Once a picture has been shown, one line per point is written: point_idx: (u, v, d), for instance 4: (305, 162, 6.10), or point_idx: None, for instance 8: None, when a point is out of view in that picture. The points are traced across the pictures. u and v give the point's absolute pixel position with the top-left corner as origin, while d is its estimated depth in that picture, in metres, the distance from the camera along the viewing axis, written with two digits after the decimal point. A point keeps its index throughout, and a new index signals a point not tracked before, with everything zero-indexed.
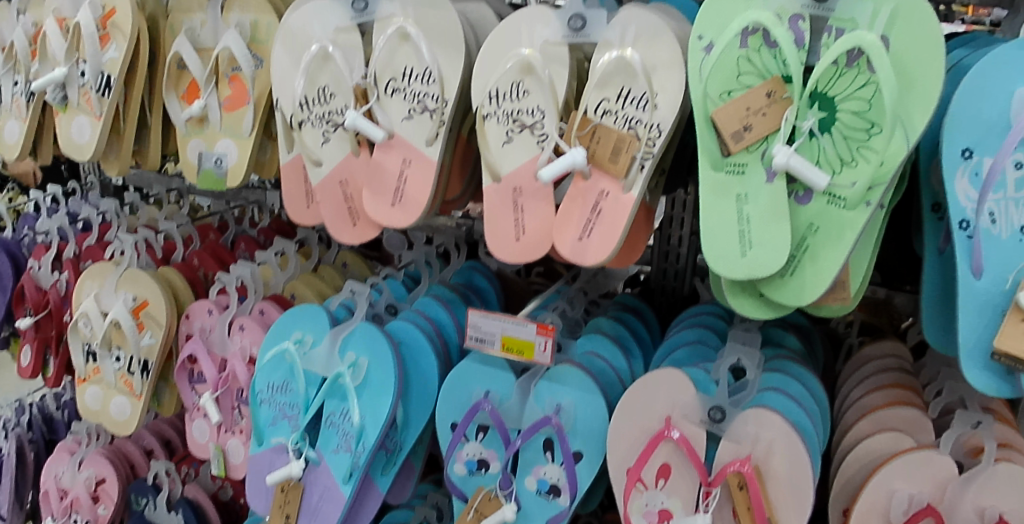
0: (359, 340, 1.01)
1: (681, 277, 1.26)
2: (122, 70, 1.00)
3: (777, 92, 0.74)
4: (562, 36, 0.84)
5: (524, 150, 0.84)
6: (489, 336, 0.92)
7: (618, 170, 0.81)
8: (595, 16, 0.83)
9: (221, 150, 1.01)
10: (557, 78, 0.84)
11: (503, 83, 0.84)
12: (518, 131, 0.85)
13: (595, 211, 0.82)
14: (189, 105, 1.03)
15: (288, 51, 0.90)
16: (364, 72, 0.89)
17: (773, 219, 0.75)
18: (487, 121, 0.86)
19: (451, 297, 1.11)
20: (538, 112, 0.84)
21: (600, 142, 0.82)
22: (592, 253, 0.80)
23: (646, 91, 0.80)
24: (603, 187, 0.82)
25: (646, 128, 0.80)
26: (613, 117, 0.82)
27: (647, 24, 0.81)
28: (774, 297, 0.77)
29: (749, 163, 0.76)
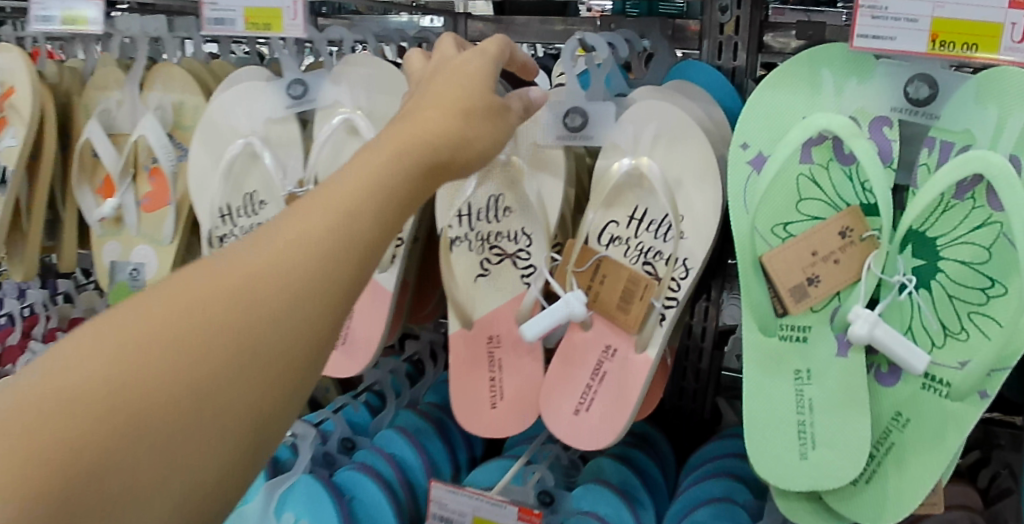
0: (299, 498, 0.76)
1: (700, 397, 0.90)
2: (20, 160, 0.80)
3: (854, 229, 0.53)
4: (554, 137, 0.63)
5: (503, 286, 0.66)
6: (457, 515, 0.71)
7: (629, 321, 0.60)
8: (599, 110, 0.62)
9: (138, 258, 0.80)
10: (549, 192, 0.64)
11: (482, 198, 0.67)
12: (499, 260, 0.67)
13: (599, 374, 0.61)
14: (104, 201, 0.83)
15: (208, 147, 0.71)
16: (300, 176, 0.67)
17: (847, 406, 0.54)
18: (460, 247, 0.68)
19: (420, 426, 0.82)
20: (523, 237, 0.66)
21: (608, 282, 0.62)
22: (594, 437, 0.58)
23: (669, 215, 0.60)
24: (608, 341, 0.62)
25: (667, 263, 0.60)
26: (623, 246, 0.62)
27: (672, 122, 0.60)
28: (841, 511, 0.54)
29: (813, 327, 0.55)
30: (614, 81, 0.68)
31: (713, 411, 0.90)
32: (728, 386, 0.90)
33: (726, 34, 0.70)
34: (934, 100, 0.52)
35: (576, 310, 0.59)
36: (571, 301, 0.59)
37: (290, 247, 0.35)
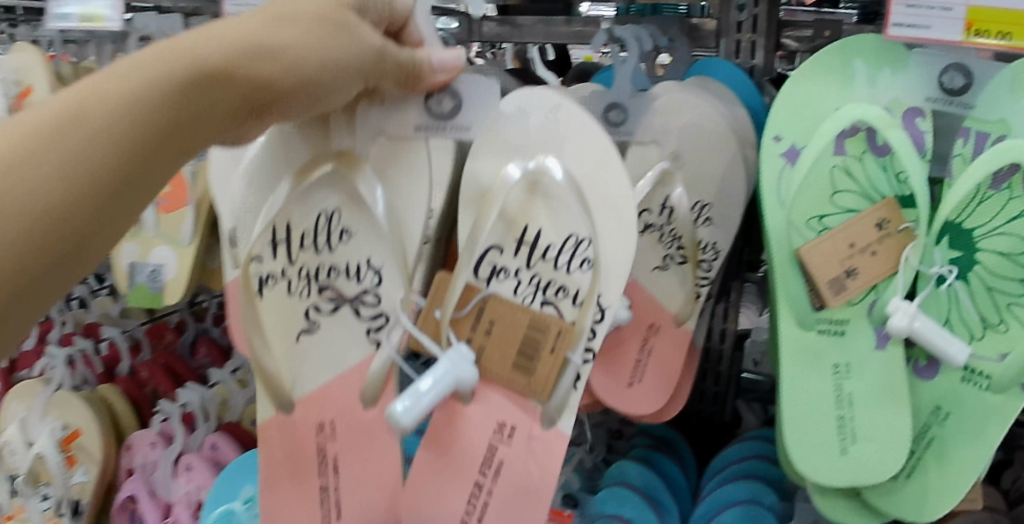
0: None
1: (721, 400, 0.88)
2: None
3: (891, 222, 0.53)
4: (413, 129, 0.52)
5: (349, 337, 0.56)
6: None
7: (539, 383, 0.53)
8: (474, 93, 0.51)
9: (157, 259, 0.80)
10: (384, 198, 0.54)
11: (308, 217, 0.54)
12: (331, 303, 0.56)
13: (490, 469, 0.54)
14: None
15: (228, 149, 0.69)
16: None
17: (887, 401, 0.53)
18: (280, 286, 0.55)
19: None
20: (369, 268, 0.55)
21: (490, 341, 0.53)
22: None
23: (586, 240, 0.52)
24: (503, 417, 0.54)
25: (573, 300, 0.53)
26: (517, 281, 0.53)
27: (574, 127, 0.51)
28: (879, 506, 0.53)
29: (851, 320, 0.55)
30: (636, 77, 0.67)
31: (734, 414, 0.89)
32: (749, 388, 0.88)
33: (744, 32, 0.71)
34: (969, 90, 0.52)
35: (458, 379, 0.50)
36: (454, 370, 0.50)
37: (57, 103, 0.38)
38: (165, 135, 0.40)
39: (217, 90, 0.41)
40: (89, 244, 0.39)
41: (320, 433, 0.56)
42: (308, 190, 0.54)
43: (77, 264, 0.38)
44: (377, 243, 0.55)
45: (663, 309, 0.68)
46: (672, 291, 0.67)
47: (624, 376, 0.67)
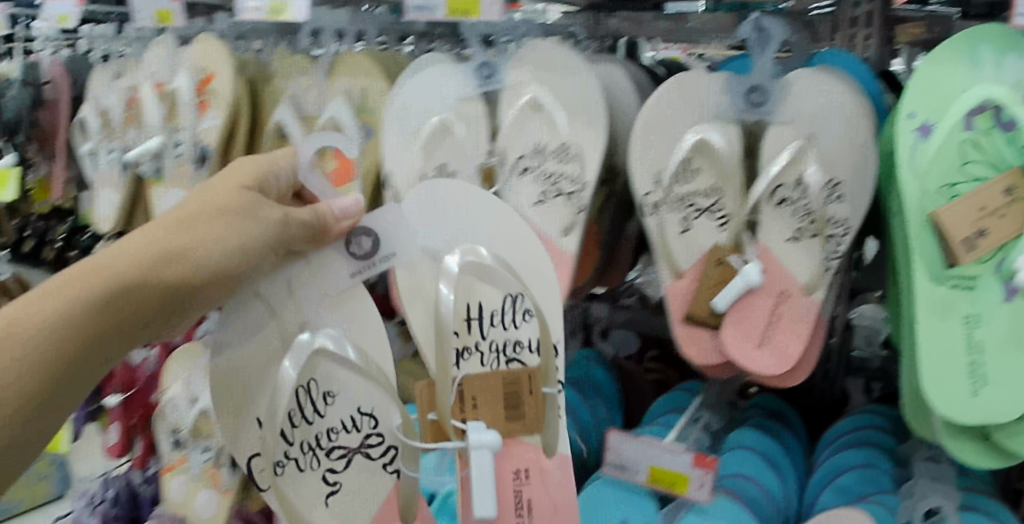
0: None
1: (830, 378, 0.96)
2: (222, 142, 0.82)
3: (1016, 188, 0.61)
4: (347, 275, 0.63)
5: (367, 471, 0.65)
6: (632, 465, 0.74)
7: (533, 420, 0.65)
8: (383, 226, 0.63)
9: None
10: (343, 325, 0.65)
11: (289, 400, 0.63)
12: (338, 459, 0.65)
13: (525, 504, 0.66)
14: None
15: (401, 129, 0.76)
16: (491, 150, 0.75)
17: (1013, 346, 0.60)
18: (291, 467, 0.64)
19: (575, 400, 0.86)
20: (358, 417, 0.65)
21: (481, 404, 0.64)
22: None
23: (520, 296, 0.66)
24: (518, 466, 0.66)
25: (523, 348, 0.66)
26: (480, 357, 0.66)
27: (471, 203, 0.69)
28: (1007, 442, 0.60)
29: (980, 277, 0.61)
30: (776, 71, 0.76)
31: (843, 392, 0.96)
32: (857, 367, 0.96)
33: (859, 27, 0.82)
34: None
35: (489, 453, 0.59)
36: (481, 452, 0.59)
37: (95, 279, 0.57)
38: (99, 337, 0.57)
39: (141, 286, 0.58)
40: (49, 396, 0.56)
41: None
42: (251, 336, 0.63)
43: (49, 410, 0.57)
44: (359, 387, 0.65)
45: (793, 278, 0.73)
46: (802, 260, 0.73)
47: (753, 339, 0.72)
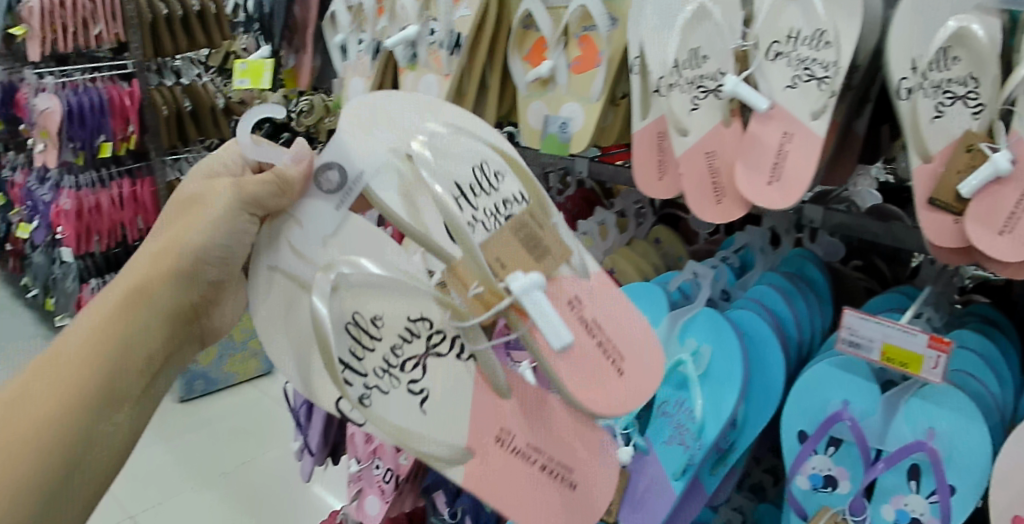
0: (702, 326, 0.85)
1: None
2: (473, 28, 0.88)
3: None
4: (336, 208, 0.56)
5: (445, 374, 0.57)
6: (867, 342, 0.78)
7: (562, 251, 0.60)
8: (337, 147, 0.56)
9: (568, 113, 0.86)
10: (360, 226, 0.57)
11: (342, 338, 0.55)
12: (416, 369, 0.56)
13: (595, 325, 0.60)
14: (534, 66, 0.89)
15: (659, 12, 0.79)
16: (744, 34, 0.77)
17: None
18: (377, 403, 0.55)
19: (791, 288, 0.89)
20: (417, 323, 0.57)
21: (509, 262, 0.57)
22: (644, 360, 0.61)
23: (484, 162, 0.61)
24: (572, 294, 0.60)
25: (508, 205, 0.60)
26: (483, 226, 0.59)
27: (408, 101, 0.60)
28: None
29: None
30: None
31: None
32: None
33: None
34: None
35: (541, 293, 0.54)
36: (533, 294, 0.54)
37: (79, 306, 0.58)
38: (118, 347, 0.57)
39: (156, 300, 0.58)
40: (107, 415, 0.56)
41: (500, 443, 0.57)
42: (286, 297, 0.56)
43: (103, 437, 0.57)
44: (394, 300, 0.57)
45: None
46: None
47: (996, 225, 0.71)
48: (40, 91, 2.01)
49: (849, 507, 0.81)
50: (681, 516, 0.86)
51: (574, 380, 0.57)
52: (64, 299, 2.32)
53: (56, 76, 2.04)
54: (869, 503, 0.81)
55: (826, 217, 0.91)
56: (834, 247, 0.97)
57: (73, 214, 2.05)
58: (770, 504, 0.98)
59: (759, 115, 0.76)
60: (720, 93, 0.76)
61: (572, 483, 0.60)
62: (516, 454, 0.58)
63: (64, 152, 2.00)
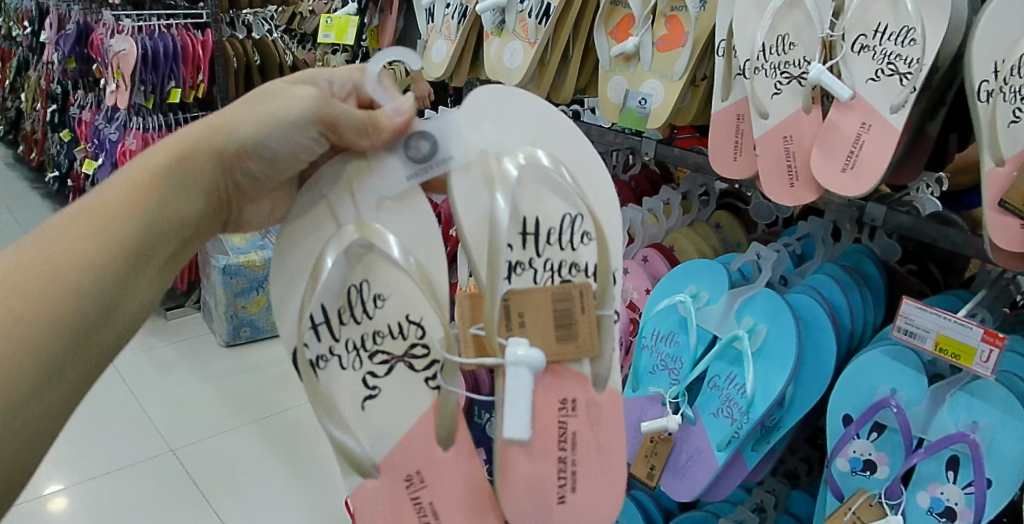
0: (762, 305, 0.88)
1: None
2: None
3: None
4: (405, 178, 0.58)
5: (407, 386, 0.60)
6: (921, 331, 0.81)
7: (588, 343, 0.60)
8: (440, 128, 0.58)
9: (647, 90, 0.93)
10: (418, 210, 0.59)
11: (337, 297, 0.59)
12: (382, 366, 0.60)
13: (569, 440, 0.59)
14: (618, 42, 0.97)
15: None
16: (833, 25, 0.79)
17: None
18: (331, 367, 0.59)
19: (849, 280, 0.91)
20: (414, 327, 0.60)
21: (528, 324, 0.59)
22: (597, 510, 0.59)
23: (576, 215, 0.61)
24: (568, 397, 0.60)
25: (574, 270, 0.61)
26: (530, 271, 0.60)
27: (530, 118, 0.60)
28: None
29: None
30: None
31: None
32: None
33: None
34: None
35: (526, 369, 0.56)
36: (520, 370, 0.56)
37: (126, 177, 0.52)
38: (155, 206, 0.52)
39: (196, 171, 0.55)
40: (135, 277, 0.51)
41: (409, 485, 0.60)
42: (310, 231, 0.59)
43: (125, 302, 0.50)
44: (406, 290, 0.60)
45: None
46: None
47: None
48: (117, 33, 2.05)
49: (884, 491, 0.84)
50: (720, 487, 0.90)
51: (525, 467, 0.59)
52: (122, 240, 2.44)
53: (132, 19, 2.10)
54: (906, 489, 0.83)
55: (888, 217, 0.93)
56: (892, 247, 0.99)
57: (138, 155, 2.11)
58: (802, 491, 1.01)
59: (840, 104, 0.78)
60: (804, 80, 0.79)
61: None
62: (415, 505, 0.59)
63: (135, 94, 2.04)
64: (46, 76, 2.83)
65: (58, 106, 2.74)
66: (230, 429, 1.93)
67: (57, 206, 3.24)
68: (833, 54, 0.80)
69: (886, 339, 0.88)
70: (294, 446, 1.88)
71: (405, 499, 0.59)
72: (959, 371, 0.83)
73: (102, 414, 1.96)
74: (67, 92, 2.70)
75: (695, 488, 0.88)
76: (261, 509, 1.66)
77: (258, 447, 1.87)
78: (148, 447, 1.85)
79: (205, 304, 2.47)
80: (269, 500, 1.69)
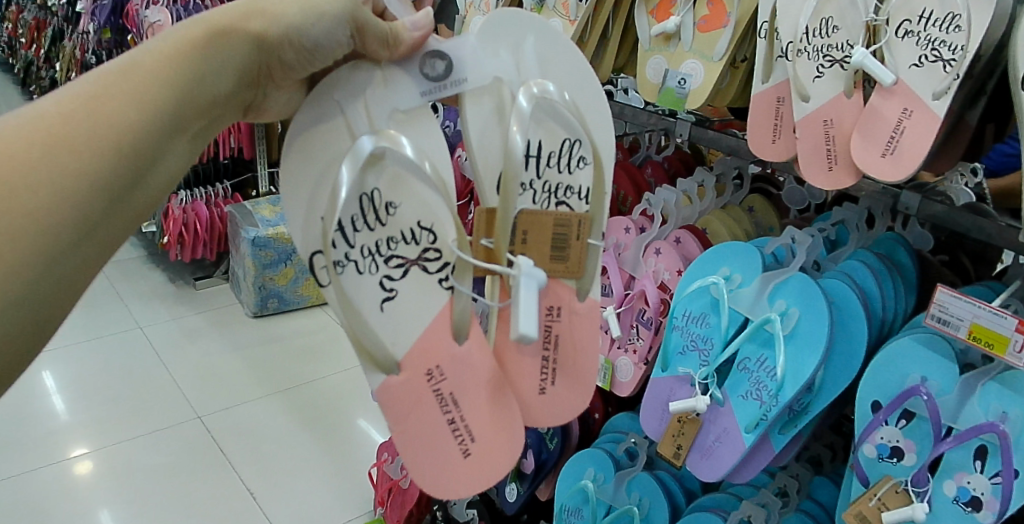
0: (796, 289, 0.87)
1: None
2: None
3: None
4: (418, 94, 0.60)
5: (426, 295, 0.61)
6: (955, 320, 0.80)
7: (572, 267, 0.65)
8: (457, 53, 0.60)
9: (688, 70, 0.93)
10: (425, 132, 0.61)
11: (353, 202, 0.58)
12: (398, 268, 0.60)
13: (551, 340, 0.64)
14: (659, 21, 0.97)
15: None
16: (878, 9, 0.79)
17: None
18: (347, 270, 0.59)
19: (882, 267, 0.91)
20: (422, 234, 0.60)
21: (531, 240, 0.63)
22: (557, 413, 0.64)
23: (578, 142, 0.63)
24: (550, 302, 0.65)
25: (575, 196, 0.64)
26: (532, 193, 0.63)
27: (547, 40, 0.63)
28: None
29: None
30: None
31: None
32: None
33: None
34: None
35: (535, 284, 0.57)
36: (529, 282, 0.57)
37: (160, 54, 0.55)
38: (191, 79, 0.56)
39: (228, 51, 0.57)
40: (166, 145, 0.55)
41: (430, 378, 0.61)
42: (318, 140, 0.59)
43: (151, 168, 0.55)
44: (411, 204, 0.60)
45: None
46: None
47: None
48: (153, 4, 2.11)
49: (911, 479, 0.84)
50: (745, 469, 0.91)
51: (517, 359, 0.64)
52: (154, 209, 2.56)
53: None
54: (933, 477, 0.83)
55: (922, 206, 0.93)
56: (925, 237, 0.98)
57: None
58: (826, 477, 1.01)
59: (882, 89, 0.78)
60: (847, 64, 0.79)
61: (466, 452, 0.61)
62: (437, 395, 0.61)
63: None
64: (80, 46, 2.89)
65: None
66: (255, 399, 1.96)
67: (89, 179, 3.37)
68: (877, 39, 0.79)
69: (918, 327, 0.88)
70: (318, 417, 1.91)
71: (427, 391, 0.60)
72: (991, 362, 0.83)
73: (131, 378, 2.01)
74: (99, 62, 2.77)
75: (722, 469, 0.89)
76: (283, 477, 1.69)
77: (281, 416, 1.90)
78: (175, 413, 1.88)
79: (232, 276, 2.51)
80: (292, 468, 1.73)
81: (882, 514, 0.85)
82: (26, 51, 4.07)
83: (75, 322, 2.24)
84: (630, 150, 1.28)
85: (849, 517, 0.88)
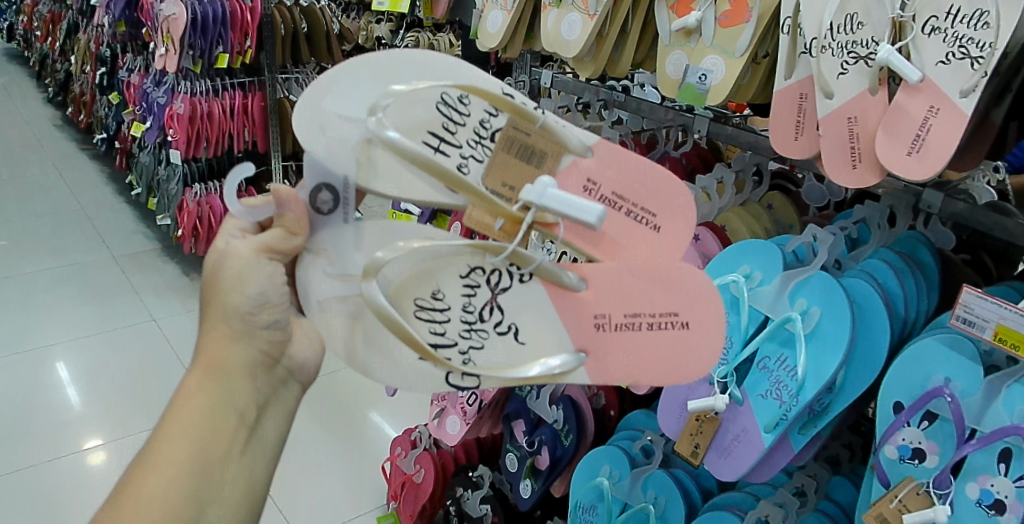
0: (817, 288, 0.86)
1: None
2: None
3: None
4: (343, 219, 0.59)
5: (531, 324, 0.59)
6: (981, 321, 0.79)
7: (555, 149, 0.59)
8: (316, 173, 0.58)
9: (709, 66, 0.93)
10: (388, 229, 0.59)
11: (421, 323, 0.59)
12: (493, 312, 0.59)
13: (615, 199, 0.59)
14: (680, 16, 0.96)
15: None
16: (905, 4, 0.77)
17: None
18: (474, 354, 0.59)
19: (905, 267, 0.90)
20: (476, 274, 0.59)
21: (515, 182, 0.59)
22: (681, 221, 0.59)
23: (444, 93, 0.58)
24: (584, 187, 0.58)
25: (487, 129, 0.59)
26: (477, 159, 0.58)
27: (342, 83, 0.57)
28: None
29: None
30: None
31: None
32: None
33: None
34: None
35: (547, 182, 0.57)
36: (546, 192, 0.56)
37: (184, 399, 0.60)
38: (212, 412, 0.60)
39: (230, 370, 0.61)
40: (212, 482, 0.59)
41: (601, 323, 0.59)
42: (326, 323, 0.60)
43: (209, 508, 0.58)
44: (440, 262, 0.59)
45: None
46: None
47: None
48: None
49: (933, 480, 0.83)
50: (766, 468, 0.90)
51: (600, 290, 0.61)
52: (166, 201, 2.59)
53: None
54: (956, 478, 0.82)
55: (944, 204, 0.91)
56: (945, 234, 0.95)
57: (186, 119, 2.27)
58: (845, 477, 1.00)
59: (908, 87, 0.76)
60: (872, 61, 0.77)
61: (685, 324, 0.59)
62: (624, 322, 0.59)
63: (183, 58, 2.18)
64: (95, 39, 2.92)
65: (106, 69, 2.84)
66: None
67: (103, 170, 3.41)
68: (903, 36, 0.77)
69: (941, 327, 0.87)
70: (331, 410, 1.91)
71: (601, 336, 0.59)
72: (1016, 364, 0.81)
73: (144, 366, 2.03)
74: (114, 55, 2.80)
75: (742, 468, 0.88)
76: (297, 469, 1.70)
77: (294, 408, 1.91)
78: None
79: None
80: (304, 458, 1.74)
81: (903, 516, 0.84)
82: (40, 43, 4.10)
83: (90, 314, 2.27)
84: (648, 145, 1.27)
85: (869, 518, 0.87)
